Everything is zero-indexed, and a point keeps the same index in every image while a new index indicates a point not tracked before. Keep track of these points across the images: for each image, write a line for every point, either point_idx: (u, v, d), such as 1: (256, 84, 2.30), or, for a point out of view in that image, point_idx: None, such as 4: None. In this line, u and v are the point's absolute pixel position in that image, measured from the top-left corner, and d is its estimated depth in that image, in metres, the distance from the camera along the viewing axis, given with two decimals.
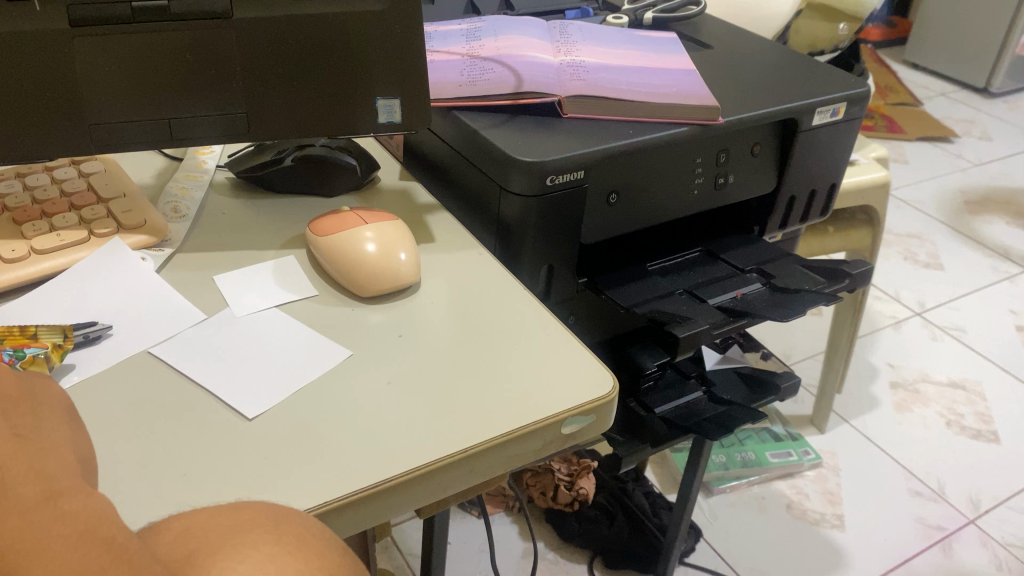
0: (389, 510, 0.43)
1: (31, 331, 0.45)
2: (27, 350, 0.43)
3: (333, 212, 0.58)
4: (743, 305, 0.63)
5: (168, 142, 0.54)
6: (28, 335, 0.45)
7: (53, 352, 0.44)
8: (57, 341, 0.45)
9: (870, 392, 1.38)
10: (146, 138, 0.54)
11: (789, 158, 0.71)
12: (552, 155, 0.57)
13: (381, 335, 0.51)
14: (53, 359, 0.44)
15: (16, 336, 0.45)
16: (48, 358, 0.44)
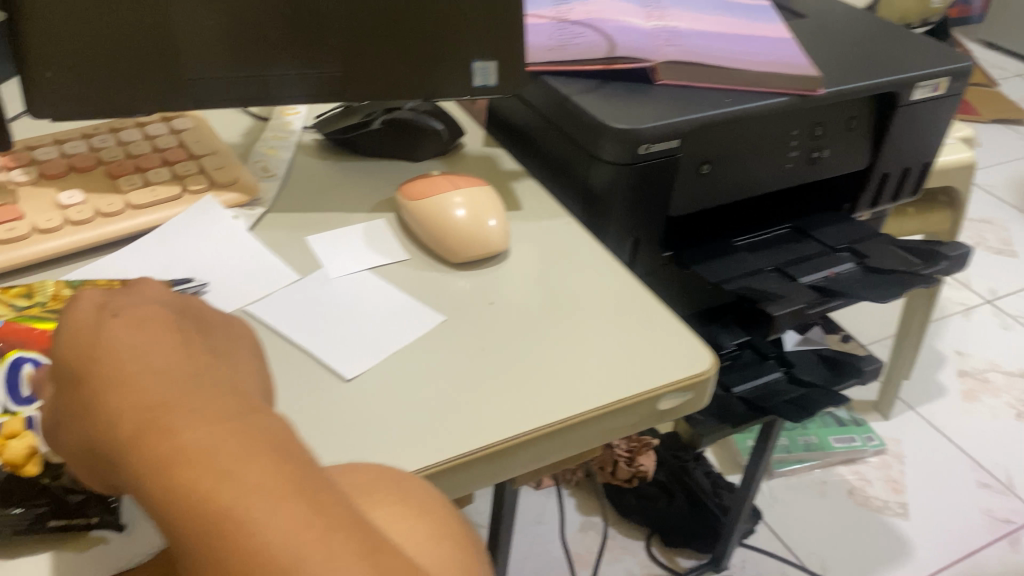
0: (483, 480, 0.42)
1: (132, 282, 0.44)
2: None
3: (422, 176, 0.57)
4: (836, 284, 0.61)
5: (259, 101, 0.53)
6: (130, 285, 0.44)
7: None
8: None
9: (937, 379, 1.35)
10: (238, 97, 0.53)
11: (885, 133, 0.69)
12: (648, 123, 0.56)
13: (472, 302, 0.50)
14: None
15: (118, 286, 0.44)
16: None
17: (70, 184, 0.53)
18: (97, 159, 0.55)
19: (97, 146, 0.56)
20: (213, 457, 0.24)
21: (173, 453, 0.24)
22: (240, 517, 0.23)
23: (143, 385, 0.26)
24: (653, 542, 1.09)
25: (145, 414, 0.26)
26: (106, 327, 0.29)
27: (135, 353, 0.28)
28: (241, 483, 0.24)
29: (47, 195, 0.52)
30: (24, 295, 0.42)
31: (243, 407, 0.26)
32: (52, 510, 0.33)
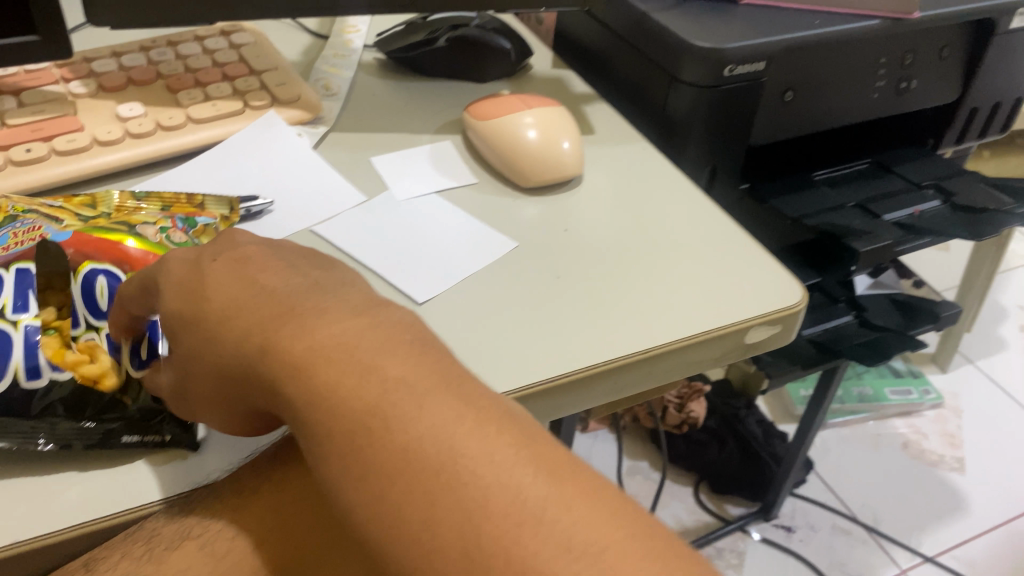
0: (564, 408, 0.40)
1: (198, 199, 0.44)
2: (198, 219, 0.41)
3: (492, 96, 0.54)
4: (923, 221, 0.58)
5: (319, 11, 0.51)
6: (196, 205, 0.43)
7: (222, 222, 0.42)
8: (223, 213, 0.43)
9: (998, 333, 1.30)
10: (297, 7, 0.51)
11: (979, 65, 0.64)
12: (733, 43, 0.52)
13: (545, 227, 0.48)
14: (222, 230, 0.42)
15: (183, 204, 0.43)
16: (218, 228, 0.41)
17: (129, 97, 0.51)
18: (156, 73, 0.53)
19: (156, 59, 0.54)
20: (357, 351, 0.24)
21: (313, 351, 0.24)
22: (391, 403, 0.23)
23: (267, 301, 0.26)
24: (701, 487, 1.08)
25: (275, 325, 0.25)
26: (210, 262, 0.28)
27: (250, 279, 0.27)
28: (387, 373, 0.23)
29: (106, 107, 0.50)
30: (89, 205, 0.41)
31: (367, 306, 0.26)
32: (129, 426, 0.32)
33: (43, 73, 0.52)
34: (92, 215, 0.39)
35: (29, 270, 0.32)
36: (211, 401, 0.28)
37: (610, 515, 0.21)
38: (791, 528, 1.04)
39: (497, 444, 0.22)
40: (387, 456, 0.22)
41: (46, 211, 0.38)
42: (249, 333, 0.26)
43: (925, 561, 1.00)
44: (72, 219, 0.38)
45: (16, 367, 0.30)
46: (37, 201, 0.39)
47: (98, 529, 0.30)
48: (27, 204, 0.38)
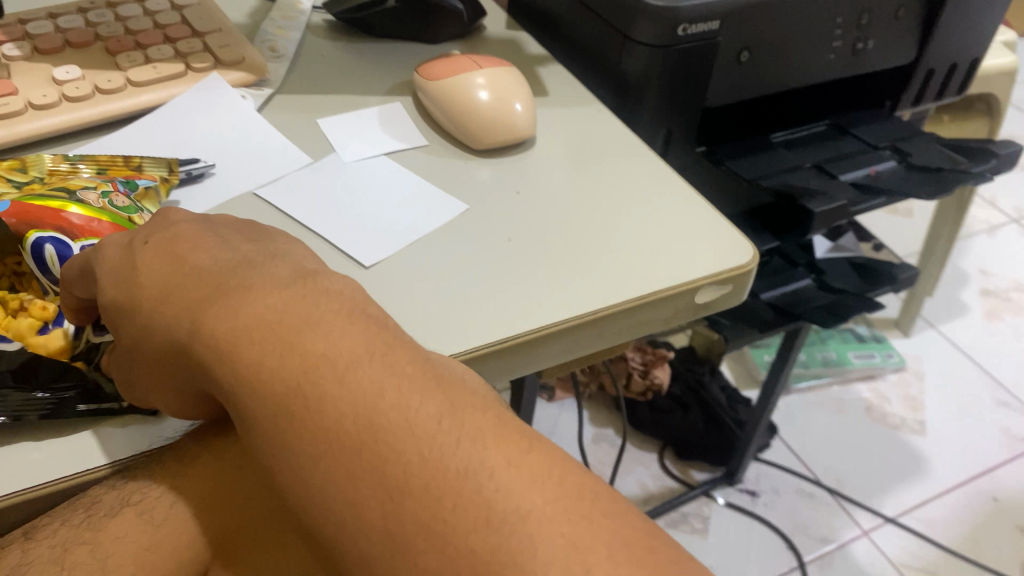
0: (515, 369, 0.40)
1: (134, 162, 0.42)
2: (138, 181, 0.40)
3: (443, 57, 0.53)
4: (879, 182, 0.58)
5: None
6: (133, 168, 0.42)
7: (162, 185, 0.42)
8: (163, 175, 0.42)
9: (959, 298, 1.32)
10: None
11: (935, 25, 0.64)
12: (686, 2, 0.52)
13: (497, 190, 0.47)
14: (162, 195, 0.41)
15: (119, 168, 0.42)
16: (160, 193, 0.41)
17: (65, 59, 0.49)
18: (94, 35, 0.51)
19: (94, 21, 0.52)
20: (279, 328, 0.25)
21: (238, 332, 0.25)
22: (312, 378, 0.24)
23: (198, 284, 0.27)
24: (667, 454, 1.08)
25: (204, 308, 0.26)
26: (144, 249, 0.29)
27: (182, 263, 0.28)
28: (307, 351, 0.24)
29: (41, 69, 0.48)
30: (19, 170, 0.40)
31: (295, 278, 0.27)
32: (82, 391, 0.32)
33: None
34: (25, 181, 0.38)
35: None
36: (155, 387, 0.29)
37: (531, 471, 0.22)
38: (756, 492, 1.05)
39: (419, 409, 0.23)
40: (315, 430, 0.23)
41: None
42: (181, 318, 0.27)
43: (887, 522, 1.01)
44: (5, 185, 0.37)
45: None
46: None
47: (60, 489, 0.30)
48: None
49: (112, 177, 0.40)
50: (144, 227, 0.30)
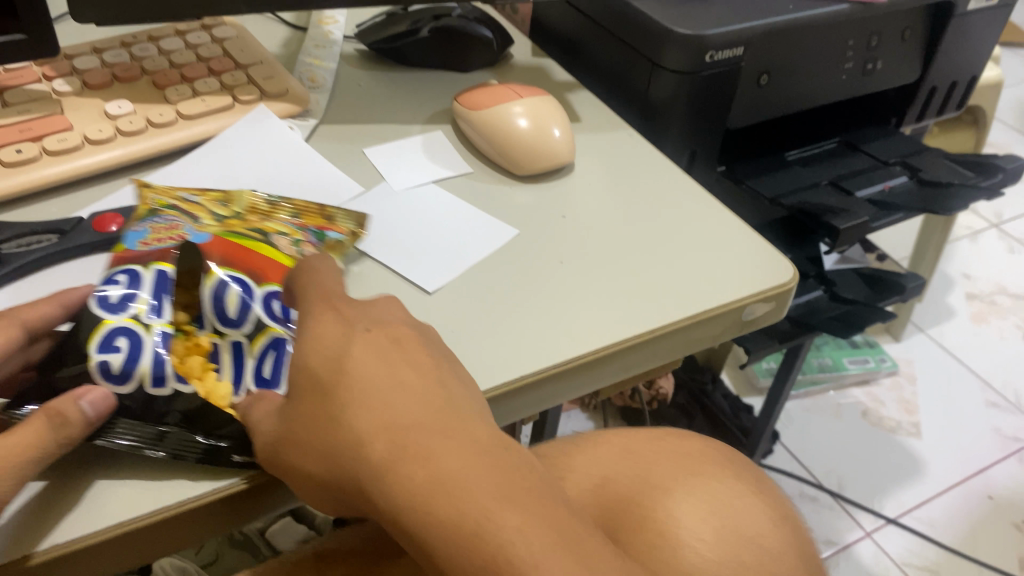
0: (544, 402, 0.41)
1: (328, 212, 0.42)
2: (327, 233, 0.40)
3: (483, 86, 0.55)
4: (893, 197, 0.60)
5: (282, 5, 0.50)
6: (326, 217, 0.42)
7: (349, 239, 0.41)
8: (351, 228, 0.42)
9: (946, 302, 1.36)
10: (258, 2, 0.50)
11: (938, 45, 0.67)
12: (712, 30, 0.54)
13: (544, 215, 0.49)
14: (349, 247, 0.41)
15: (313, 214, 0.42)
16: (346, 245, 0.41)
17: (115, 94, 0.50)
18: (140, 69, 0.52)
19: (139, 55, 0.53)
20: (485, 494, 0.25)
21: (440, 483, 0.25)
22: (508, 557, 0.24)
23: (402, 405, 0.27)
24: None
25: (407, 438, 0.26)
26: (358, 341, 0.29)
27: (389, 373, 0.28)
28: (504, 528, 0.25)
29: (94, 105, 0.49)
30: (222, 202, 0.41)
31: (495, 441, 0.27)
32: (242, 445, 0.31)
33: (24, 72, 0.51)
34: (226, 213, 0.40)
35: (167, 273, 0.33)
36: (304, 484, 0.28)
37: None
38: None
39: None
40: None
41: (185, 208, 0.39)
42: (375, 431, 0.26)
43: (889, 523, 1.04)
44: (209, 216, 0.39)
45: (144, 372, 0.30)
46: (181, 191, 0.42)
47: (169, 515, 0.30)
48: (166, 197, 0.40)
49: (304, 225, 0.40)
50: (353, 319, 0.30)
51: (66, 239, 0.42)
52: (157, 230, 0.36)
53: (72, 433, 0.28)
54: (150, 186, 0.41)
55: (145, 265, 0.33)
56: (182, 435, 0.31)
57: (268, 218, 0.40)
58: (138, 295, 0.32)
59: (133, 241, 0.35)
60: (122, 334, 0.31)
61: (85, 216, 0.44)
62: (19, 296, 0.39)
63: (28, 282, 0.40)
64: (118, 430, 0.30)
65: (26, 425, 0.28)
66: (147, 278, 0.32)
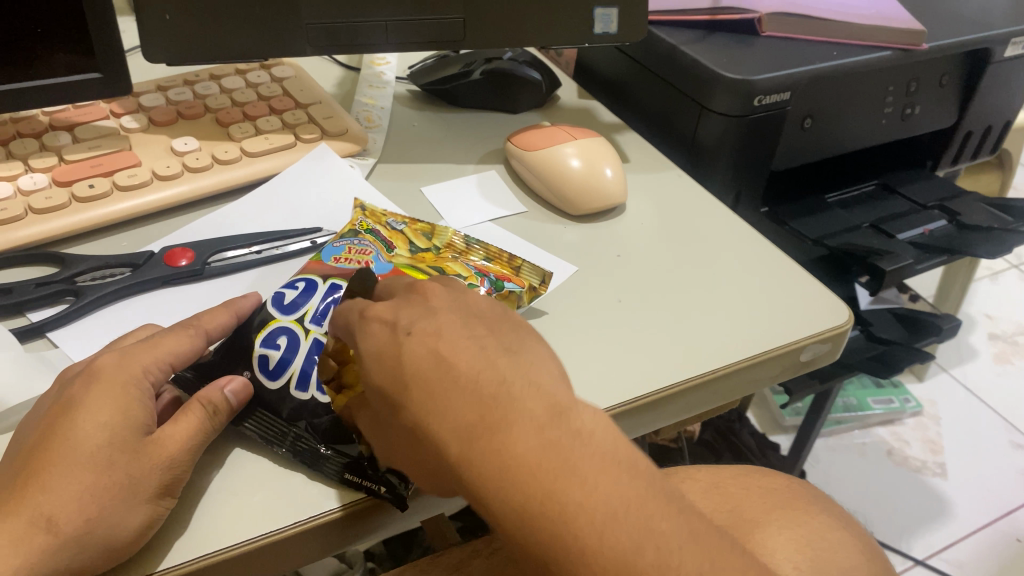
0: (633, 430, 0.42)
1: (517, 263, 0.44)
2: (506, 284, 0.41)
3: (536, 127, 0.56)
4: (934, 241, 0.61)
5: (344, 48, 0.52)
6: (514, 268, 0.43)
7: (527, 292, 0.42)
8: (533, 282, 0.43)
9: (968, 342, 1.36)
10: (322, 45, 0.51)
11: (974, 90, 0.68)
12: (760, 74, 0.55)
13: (599, 253, 0.50)
14: (523, 300, 0.41)
15: (505, 263, 0.44)
16: (522, 299, 0.41)
17: (180, 131, 0.52)
18: (204, 107, 0.54)
19: (202, 93, 0.55)
20: (546, 474, 0.27)
21: (508, 470, 0.27)
22: (575, 530, 0.26)
23: (465, 398, 0.29)
24: None
25: (474, 434, 0.28)
26: (408, 347, 0.30)
27: (443, 369, 0.29)
28: (569, 501, 0.26)
29: (160, 141, 0.51)
30: (427, 233, 0.45)
31: (555, 414, 0.28)
32: (355, 464, 0.33)
33: (92, 108, 0.52)
34: (424, 247, 0.44)
35: (340, 289, 0.39)
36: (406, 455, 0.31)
37: None
38: None
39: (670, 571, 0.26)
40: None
41: (385, 236, 0.44)
42: (448, 435, 0.28)
43: (917, 565, 1.04)
44: (405, 248, 0.44)
45: (291, 373, 0.36)
46: (391, 216, 0.46)
47: (263, 545, 0.31)
48: (372, 220, 0.45)
49: (486, 271, 0.42)
50: (403, 325, 0.31)
51: (140, 272, 0.42)
52: (352, 250, 0.42)
53: (220, 420, 0.33)
54: (363, 206, 0.46)
55: (326, 280, 0.39)
56: (308, 441, 0.34)
57: (457, 259, 0.43)
58: (309, 302, 0.38)
59: (328, 256, 0.41)
60: (284, 334, 0.37)
61: (155, 250, 0.45)
62: (99, 327, 0.40)
63: (106, 314, 0.41)
64: (250, 421, 0.35)
65: (187, 415, 0.32)
66: (321, 291, 0.39)
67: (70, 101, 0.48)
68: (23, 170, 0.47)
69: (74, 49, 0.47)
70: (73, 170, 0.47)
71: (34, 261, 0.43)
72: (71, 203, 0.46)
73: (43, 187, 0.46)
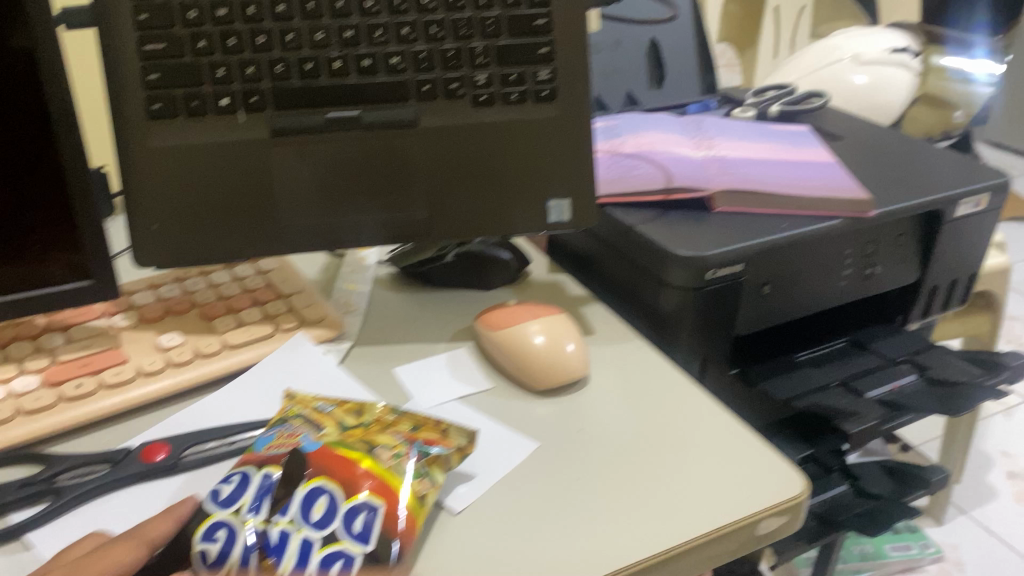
0: None
1: (443, 426, 0.47)
2: (432, 448, 0.44)
3: (501, 308, 0.59)
4: (903, 399, 0.62)
5: (333, 245, 0.56)
6: (441, 431, 0.46)
7: (455, 453, 0.45)
8: (460, 442, 0.46)
9: (987, 482, 1.34)
10: (317, 243, 0.56)
11: (932, 249, 0.71)
12: (712, 250, 0.59)
13: (559, 429, 0.51)
14: (453, 461, 0.45)
15: (431, 428, 0.47)
16: (450, 459, 0.44)
17: (167, 327, 0.55)
18: (191, 301, 0.58)
19: (190, 288, 0.59)
20: None
21: None
22: None
23: None
24: None
25: None
26: None
27: None
28: None
29: (148, 338, 0.54)
30: (356, 411, 0.47)
31: None
32: None
33: (88, 309, 0.56)
34: (353, 423, 0.46)
35: (273, 473, 0.41)
36: None
37: None
38: None
39: None
40: None
41: (314, 417, 0.46)
42: None
43: None
44: (334, 426, 0.45)
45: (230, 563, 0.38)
46: (319, 399, 0.48)
47: None
48: (300, 406, 0.47)
49: (413, 438, 0.45)
50: None
51: (117, 469, 0.45)
52: (283, 435, 0.44)
53: None
54: (293, 393, 0.48)
55: (258, 468, 0.42)
56: None
57: (385, 431, 0.45)
58: (242, 494, 0.40)
59: (261, 444, 0.44)
60: (221, 526, 0.39)
61: (133, 446, 0.47)
62: (70, 526, 0.42)
63: (80, 511, 0.43)
64: None
65: None
66: (254, 480, 0.41)
67: (64, 305, 0.52)
68: (17, 373, 0.50)
69: (71, 259, 0.52)
70: (63, 371, 0.51)
71: (18, 461, 0.46)
72: (59, 402, 0.49)
73: (34, 388, 0.49)
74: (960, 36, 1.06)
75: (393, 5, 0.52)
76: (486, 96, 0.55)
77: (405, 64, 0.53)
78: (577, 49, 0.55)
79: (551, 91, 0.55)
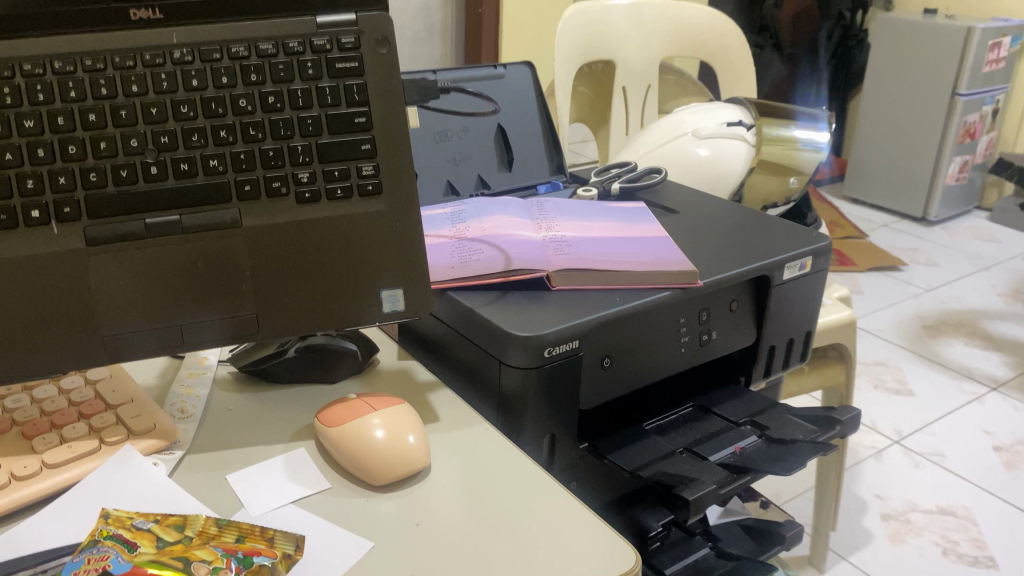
0: None
1: (269, 534, 0.48)
2: (256, 558, 0.45)
3: (341, 402, 0.58)
4: (744, 459, 0.65)
5: (177, 348, 0.55)
6: (267, 540, 0.47)
7: (280, 561, 0.46)
8: (286, 550, 0.47)
9: (863, 526, 1.39)
10: (153, 345, 0.54)
11: (764, 312, 0.75)
12: (549, 328, 0.60)
13: (398, 524, 0.51)
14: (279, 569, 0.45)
15: (257, 537, 0.47)
16: (274, 567, 0.45)
17: None
18: (11, 420, 0.55)
19: (12, 405, 0.56)
20: None
21: None
22: None
23: None
24: None
25: None
26: None
27: None
28: None
29: None
30: (178, 525, 0.47)
31: None
32: None
33: None
34: (173, 539, 0.45)
35: None
36: None
37: None
38: None
39: None
40: None
41: (127, 537, 0.45)
42: None
43: None
44: (150, 544, 0.45)
45: None
46: (137, 517, 0.47)
47: None
48: (113, 526, 0.46)
49: (234, 550, 0.45)
50: None
51: None
52: (92, 559, 0.43)
53: None
54: (109, 513, 0.47)
55: None
56: None
57: (207, 544, 0.45)
58: None
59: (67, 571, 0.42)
60: None
61: None
62: None
63: None
64: None
65: None
66: None
67: None
68: None
69: None
70: None
71: None
72: None
73: None
74: (814, 110, 1.16)
75: (209, 109, 0.53)
76: (310, 193, 0.55)
77: (224, 166, 0.54)
78: (399, 144, 0.57)
79: (376, 185, 0.57)
